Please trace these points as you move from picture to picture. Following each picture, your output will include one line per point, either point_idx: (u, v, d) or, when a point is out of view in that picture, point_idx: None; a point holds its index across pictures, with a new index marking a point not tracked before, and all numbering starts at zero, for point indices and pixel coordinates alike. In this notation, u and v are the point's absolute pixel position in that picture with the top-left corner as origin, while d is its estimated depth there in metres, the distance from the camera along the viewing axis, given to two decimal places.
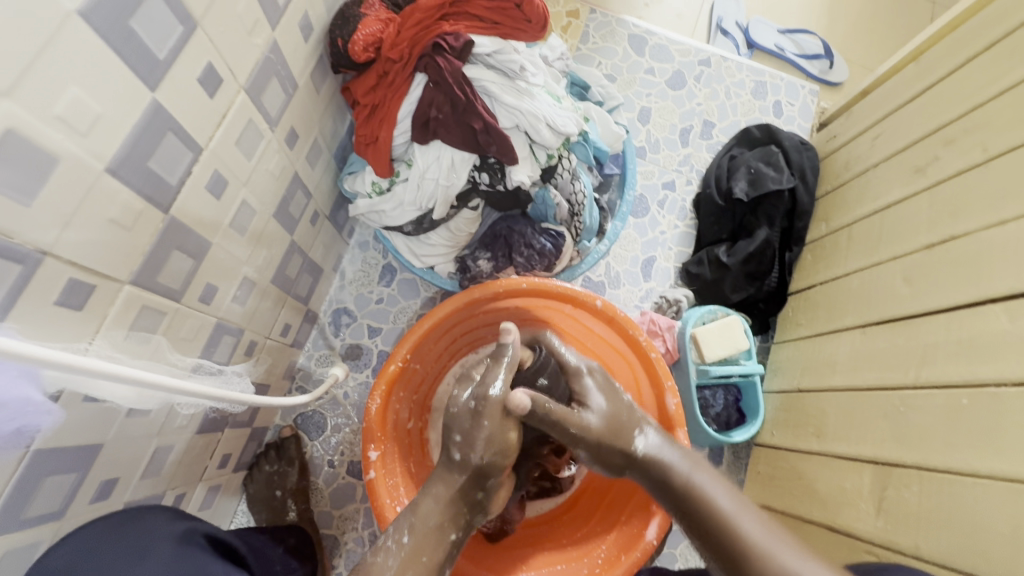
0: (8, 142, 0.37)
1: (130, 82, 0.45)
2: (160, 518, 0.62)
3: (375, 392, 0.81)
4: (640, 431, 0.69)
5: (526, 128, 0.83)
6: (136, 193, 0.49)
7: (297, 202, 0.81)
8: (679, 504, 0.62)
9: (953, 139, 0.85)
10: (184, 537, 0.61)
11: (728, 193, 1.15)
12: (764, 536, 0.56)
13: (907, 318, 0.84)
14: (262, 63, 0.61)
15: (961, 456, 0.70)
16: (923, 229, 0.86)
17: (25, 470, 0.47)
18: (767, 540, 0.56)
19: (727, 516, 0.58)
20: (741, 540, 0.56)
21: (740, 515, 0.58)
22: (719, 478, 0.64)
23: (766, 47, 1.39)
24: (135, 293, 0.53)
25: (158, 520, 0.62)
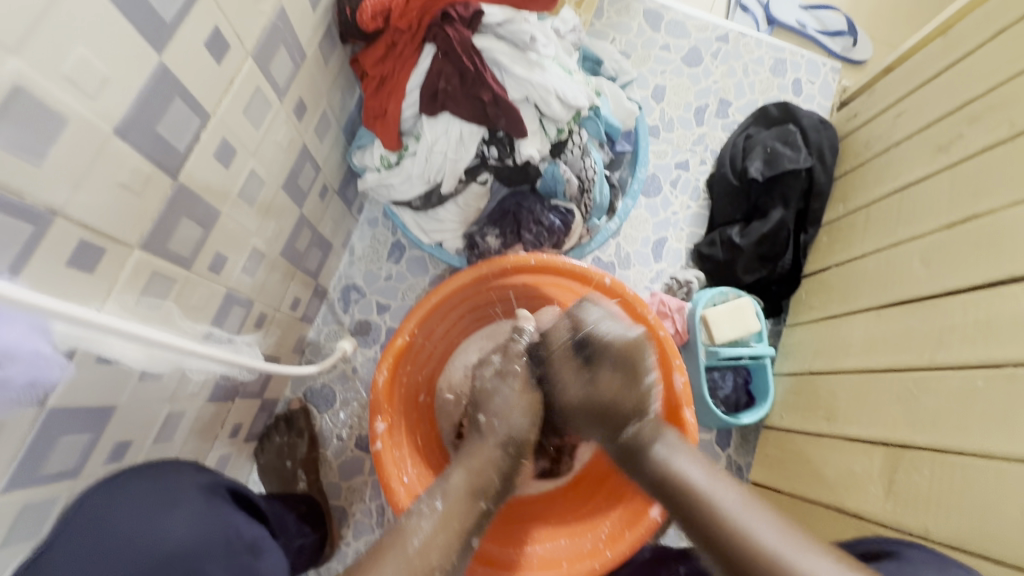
0: (18, 101, 0.38)
1: (137, 44, 0.45)
2: (185, 473, 0.64)
3: (382, 365, 0.81)
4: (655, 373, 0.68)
5: (535, 101, 0.82)
6: (145, 157, 0.50)
7: (306, 174, 0.81)
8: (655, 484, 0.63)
9: (979, 115, 0.82)
10: (211, 489, 0.64)
11: (742, 173, 1.13)
12: (742, 513, 0.57)
13: (924, 300, 0.82)
14: (269, 30, 0.61)
15: (973, 438, 0.69)
16: (945, 208, 0.83)
17: (39, 428, 0.48)
18: (745, 517, 0.57)
19: (706, 493, 0.60)
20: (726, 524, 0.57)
21: (718, 492, 0.59)
22: (698, 455, 0.65)
23: (787, 23, 1.34)
24: (145, 259, 0.54)
25: (186, 472, 0.65)
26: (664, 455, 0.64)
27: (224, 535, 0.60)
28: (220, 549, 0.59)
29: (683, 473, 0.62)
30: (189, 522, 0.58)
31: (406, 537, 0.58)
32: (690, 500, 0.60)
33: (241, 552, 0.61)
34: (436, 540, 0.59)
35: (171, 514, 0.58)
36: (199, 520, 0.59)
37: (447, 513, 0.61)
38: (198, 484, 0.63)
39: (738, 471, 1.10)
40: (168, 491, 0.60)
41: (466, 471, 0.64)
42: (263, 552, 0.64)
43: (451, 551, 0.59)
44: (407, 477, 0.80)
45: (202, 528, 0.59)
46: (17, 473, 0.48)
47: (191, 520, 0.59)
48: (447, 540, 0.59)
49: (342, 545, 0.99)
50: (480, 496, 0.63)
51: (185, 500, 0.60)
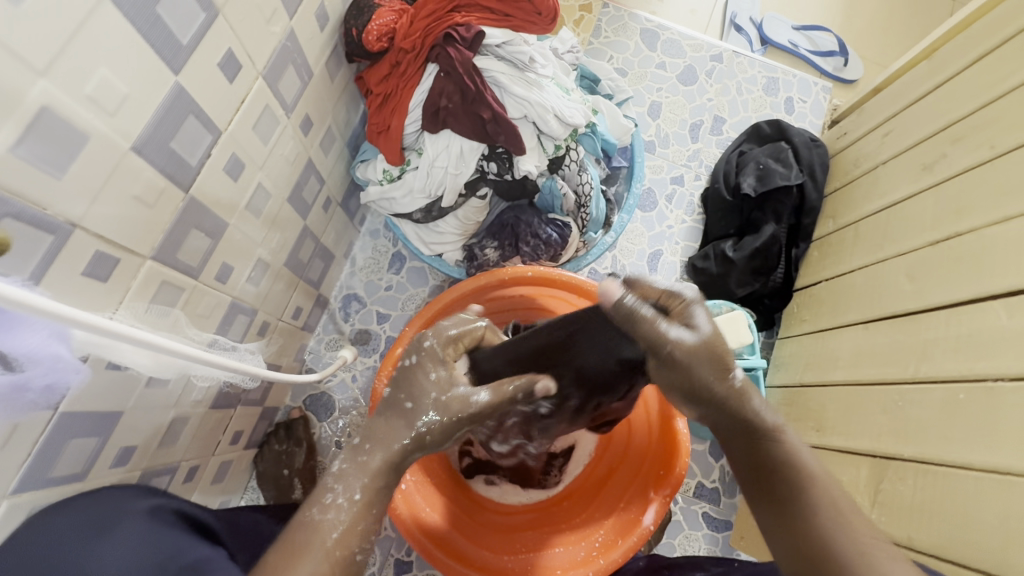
0: (43, 120, 0.40)
1: (154, 65, 0.47)
2: (130, 493, 0.61)
3: (382, 373, 0.83)
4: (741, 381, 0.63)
5: (534, 118, 0.85)
6: (159, 171, 0.52)
7: (310, 187, 0.84)
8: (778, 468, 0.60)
9: (961, 136, 0.85)
10: (153, 513, 0.60)
11: (736, 188, 1.15)
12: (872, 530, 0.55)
13: (910, 315, 0.84)
14: (279, 50, 0.64)
15: (954, 450, 0.71)
16: (928, 226, 0.86)
17: (50, 430, 0.50)
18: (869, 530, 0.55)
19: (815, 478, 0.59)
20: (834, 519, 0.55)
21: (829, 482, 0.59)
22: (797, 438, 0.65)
23: (780, 44, 1.38)
24: (155, 269, 0.56)
25: (130, 495, 0.61)
26: (774, 440, 0.62)
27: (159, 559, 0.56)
28: (152, 574, 0.54)
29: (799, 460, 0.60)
30: (125, 548, 0.55)
31: (322, 532, 0.53)
32: (793, 481, 0.59)
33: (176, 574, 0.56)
34: (357, 528, 0.54)
35: (104, 543, 0.55)
36: (144, 540, 0.57)
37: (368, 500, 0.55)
38: (143, 506, 0.60)
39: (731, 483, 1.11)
40: (111, 511, 0.58)
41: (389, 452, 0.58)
42: (205, 570, 0.57)
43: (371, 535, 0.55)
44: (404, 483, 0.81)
45: (137, 554, 0.55)
46: (28, 474, 0.50)
47: (125, 548, 0.55)
48: (367, 526, 0.54)
49: None
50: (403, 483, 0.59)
51: (128, 521, 0.57)
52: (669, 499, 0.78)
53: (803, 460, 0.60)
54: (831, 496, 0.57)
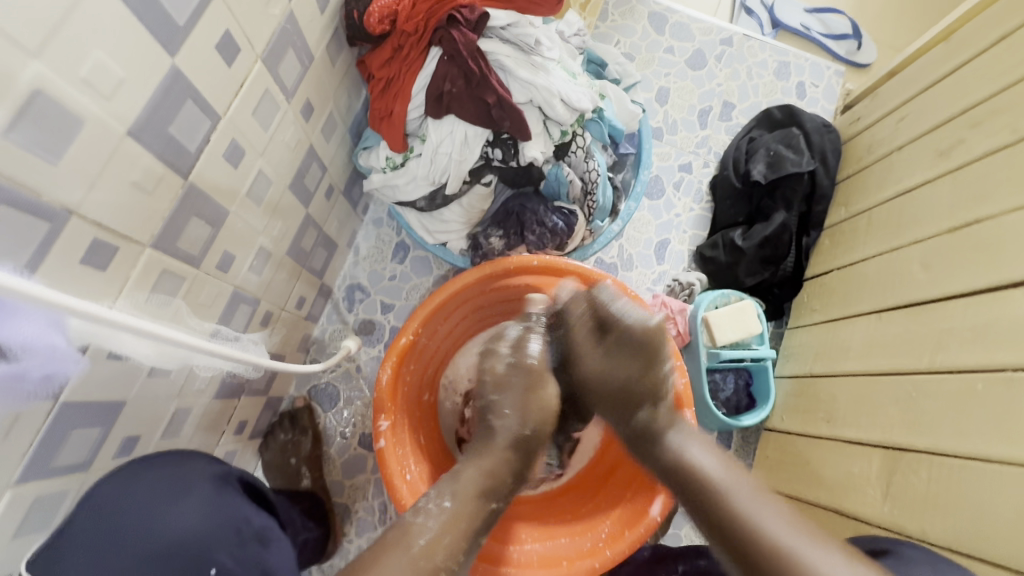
0: (35, 103, 0.39)
1: (150, 47, 0.46)
2: (200, 462, 0.67)
3: (387, 363, 0.82)
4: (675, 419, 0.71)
5: (540, 103, 0.83)
6: (157, 158, 0.51)
7: (312, 175, 0.82)
8: (682, 484, 0.65)
9: (980, 121, 0.82)
10: (222, 479, 0.67)
11: (745, 175, 1.13)
12: (776, 521, 0.58)
13: (924, 304, 0.82)
14: (279, 33, 0.62)
15: (970, 441, 0.69)
16: (945, 213, 0.84)
17: (53, 420, 0.50)
18: (775, 523, 0.58)
19: (723, 485, 0.62)
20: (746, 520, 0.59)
21: (734, 485, 0.62)
22: (714, 448, 0.69)
23: (792, 27, 1.35)
24: (155, 257, 0.55)
25: (201, 462, 0.68)
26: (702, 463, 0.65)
27: (235, 523, 0.64)
28: (230, 537, 0.63)
29: (700, 464, 0.65)
30: (199, 513, 0.62)
31: (411, 537, 0.59)
32: (706, 497, 0.62)
33: (250, 539, 0.65)
34: (442, 541, 0.59)
35: (183, 503, 0.62)
36: (210, 508, 0.63)
37: (454, 513, 0.62)
38: (210, 473, 0.67)
39: None
40: (182, 477, 0.64)
41: (479, 470, 0.66)
42: (270, 541, 0.67)
43: (456, 552, 0.59)
44: (410, 474, 0.81)
45: (213, 517, 0.63)
46: (31, 464, 0.49)
47: (200, 511, 0.62)
48: (453, 540, 0.60)
49: (345, 542, 1.01)
50: (489, 497, 0.65)
51: (198, 488, 0.64)
52: None
53: (706, 472, 0.64)
54: (737, 501, 0.61)
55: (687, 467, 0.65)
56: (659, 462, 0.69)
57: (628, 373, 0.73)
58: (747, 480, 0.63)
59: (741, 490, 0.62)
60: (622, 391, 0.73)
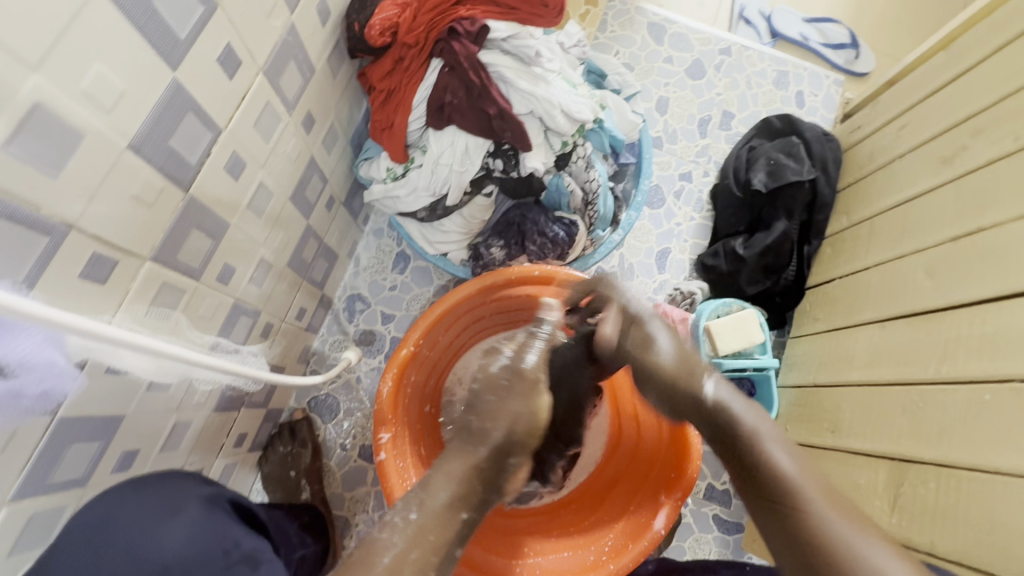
0: (36, 117, 0.39)
1: (151, 61, 0.46)
2: (189, 483, 0.66)
3: (387, 375, 0.82)
4: (709, 377, 0.65)
5: (540, 114, 0.83)
6: (157, 171, 0.51)
7: (314, 186, 0.82)
8: (713, 427, 0.62)
9: (982, 129, 0.82)
10: (211, 500, 0.65)
11: (746, 184, 1.13)
12: (799, 473, 0.55)
13: (929, 313, 0.82)
14: (280, 45, 0.62)
15: (978, 451, 0.68)
16: (947, 221, 0.84)
17: (50, 436, 0.49)
18: (800, 476, 0.55)
19: (758, 440, 0.59)
20: (776, 472, 0.56)
21: (773, 444, 0.58)
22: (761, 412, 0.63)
23: (790, 37, 1.36)
24: (155, 270, 0.54)
25: (188, 484, 0.66)
26: (756, 430, 0.60)
27: (222, 545, 0.61)
28: (216, 561, 0.59)
29: (735, 416, 0.61)
30: (185, 535, 0.59)
31: (376, 556, 0.55)
32: (742, 445, 0.59)
33: (238, 563, 0.61)
34: (410, 556, 0.55)
35: (172, 524, 0.60)
36: (199, 530, 0.60)
37: (422, 526, 0.58)
38: (201, 493, 0.65)
39: None
40: (171, 497, 0.62)
41: (448, 479, 0.61)
42: (261, 563, 0.63)
43: (427, 565, 0.56)
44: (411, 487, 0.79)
45: (201, 539, 0.60)
46: (26, 481, 0.49)
47: (190, 532, 0.60)
48: (421, 553, 0.56)
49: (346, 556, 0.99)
50: (461, 506, 0.60)
51: (187, 507, 0.62)
52: (681, 503, 0.76)
53: (744, 423, 0.60)
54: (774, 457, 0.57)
55: (720, 411, 0.62)
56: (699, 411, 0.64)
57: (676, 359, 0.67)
58: (792, 452, 0.58)
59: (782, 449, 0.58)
60: (665, 380, 0.66)
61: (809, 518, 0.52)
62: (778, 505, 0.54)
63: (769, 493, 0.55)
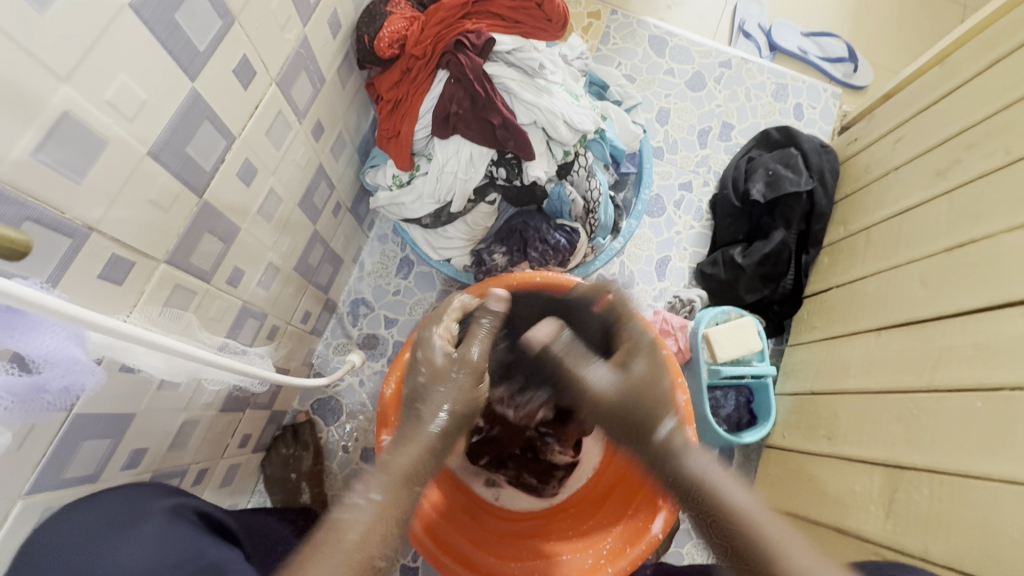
0: (64, 125, 0.41)
1: (172, 73, 0.48)
2: (151, 493, 0.62)
3: (390, 378, 0.83)
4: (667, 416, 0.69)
5: (543, 124, 0.85)
6: (174, 176, 0.53)
7: (321, 192, 0.84)
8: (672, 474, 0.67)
9: (974, 143, 0.84)
10: (176, 511, 0.61)
11: (745, 195, 1.15)
12: (755, 511, 0.61)
13: (923, 322, 0.83)
14: (293, 57, 0.64)
15: (972, 459, 0.69)
16: (941, 232, 0.85)
17: (65, 432, 0.51)
18: (756, 513, 0.60)
19: (717, 486, 0.63)
20: (734, 514, 0.61)
21: (730, 486, 0.63)
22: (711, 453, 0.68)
23: (789, 50, 1.38)
24: (169, 272, 0.56)
25: (150, 496, 0.62)
26: (702, 471, 0.65)
27: (190, 550, 0.56)
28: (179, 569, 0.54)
29: (693, 465, 0.66)
30: (138, 548, 0.53)
31: (339, 533, 0.56)
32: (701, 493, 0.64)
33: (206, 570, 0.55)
34: (374, 531, 0.57)
35: (135, 534, 0.55)
36: (162, 538, 0.56)
37: (383, 504, 0.59)
38: (164, 504, 0.61)
39: None
40: (131, 508, 0.58)
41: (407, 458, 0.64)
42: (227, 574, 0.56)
43: (388, 540, 0.58)
44: None
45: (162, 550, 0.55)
46: (41, 476, 0.50)
47: (156, 538, 0.55)
48: (385, 532, 0.58)
49: None
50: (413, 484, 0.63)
51: (148, 517, 0.57)
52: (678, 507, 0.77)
53: (700, 471, 0.65)
54: (733, 502, 0.61)
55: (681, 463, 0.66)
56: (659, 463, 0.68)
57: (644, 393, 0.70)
58: (745, 492, 0.63)
59: (739, 492, 0.62)
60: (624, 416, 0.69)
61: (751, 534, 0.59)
62: (734, 543, 0.59)
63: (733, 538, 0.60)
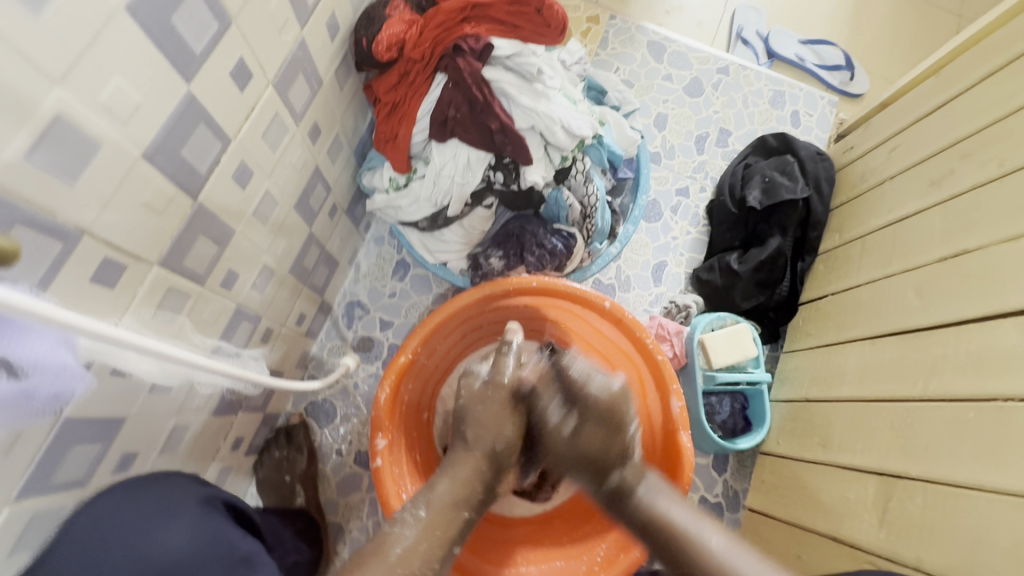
0: (57, 128, 0.40)
1: (167, 75, 0.48)
2: (183, 482, 0.67)
3: (384, 382, 0.82)
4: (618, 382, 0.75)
5: (541, 129, 0.85)
6: (168, 179, 0.52)
7: (317, 195, 0.84)
8: (642, 527, 0.63)
9: (969, 154, 0.85)
10: (208, 503, 0.66)
11: (741, 201, 1.15)
12: (728, 549, 0.57)
13: (917, 331, 0.84)
14: (290, 59, 0.64)
15: (965, 469, 0.70)
16: (936, 242, 0.86)
17: (54, 437, 0.50)
18: (729, 553, 0.57)
19: (692, 530, 0.59)
20: (708, 557, 0.57)
21: (704, 529, 0.59)
22: (683, 499, 0.65)
23: (786, 57, 1.39)
24: (162, 275, 0.56)
25: (185, 486, 0.67)
26: (682, 518, 0.61)
27: (220, 546, 0.62)
28: (215, 558, 0.61)
29: (667, 512, 0.62)
30: (184, 535, 0.60)
31: (388, 546, 0.58)
32: (672, 542, 0.59)
33: (236, 564, 0.62)
34: (418, 548, 0.59)
35: (172, 524, 0.61)
36: (196, 531, 0.61)
37: (431, 521, 0.62)
38: (196, 496, 0.66)
39: (734, 496, 1.10)
40: (165, 500, 0.63)
41: (452, 481, 0.66)
42: (257, 564, 0.64)
43: (432, 559, 0.59)
44: (406, 493, 0.80)
45: (200, 539, 0.61)
46: (29, 481, 0.50)
47: (189, 531, 0.61)
48: (428, 547, 0.60)
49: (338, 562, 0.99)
50: (465, 505, 0.65)
51: (182, 509, 0.63)
52: None
53: (672, 518, 0.61)
54: (709, 545, 0.57)
55: (653, 510, 0.63)
56: (629, 517, 0.64)
57: (600, 445, 0.69)
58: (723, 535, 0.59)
59: (717, 535, 0.58)
60: (590, 457, 0.69)
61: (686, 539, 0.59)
62: None
63: None
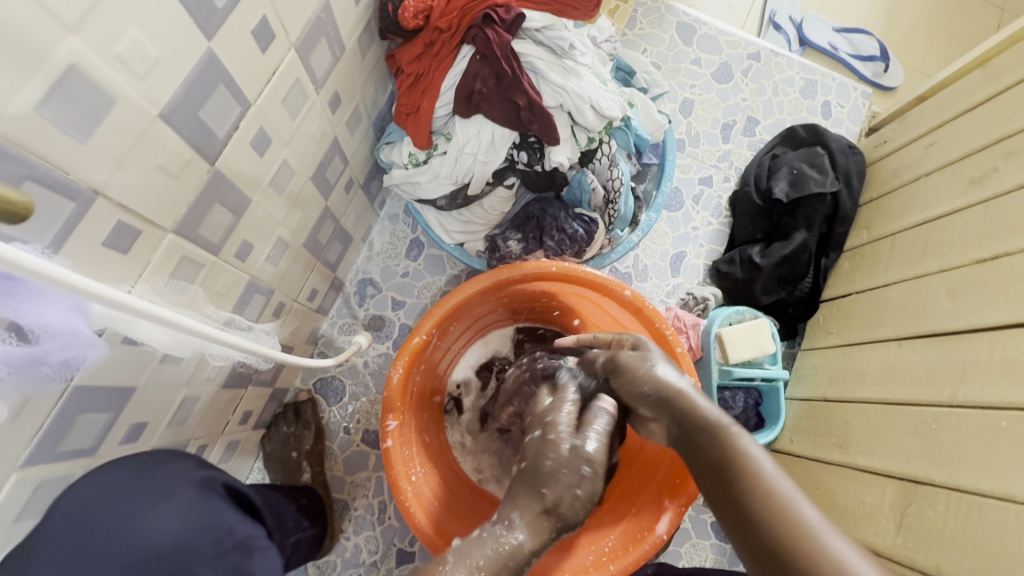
0: (70, 80, 0.38)
1: (187, 32, 0.45)
2: (183, 465, 0.63)
3: (397, 362, 0.80)
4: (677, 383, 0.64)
5: (570, 108, 0.82)
6: (185, 142, 0.50)
7: (334, 166, 0.81)
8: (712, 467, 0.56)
9: (1015, 151, 0.80)
10: (205, 485, 0.63)
11: (767, 193, 1.11)
12: (820, 522, 0.48)
13: (949, 334, 0.81)
14: (313, 22, 0.61)
15: (995, 480, 0.67)
16: (974, 243, 0.82)
17: (64, 404, 0.49)
18: (821, 525, 0.48)
19: (777, 491, 0.51)
20: (791, 518, 0.49)
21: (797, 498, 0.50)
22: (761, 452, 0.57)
23: (820, 46, 1.33)
24: (176, 243, 0.54)
25: (181, 466, 0.63)
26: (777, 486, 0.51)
27: (214, 531, 0.59)
28: (209, 547, 0.57)
29: (747, 458, 0.54)
30: (178, 519, 0.57)
31: None
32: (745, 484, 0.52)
33: (230, 550, 0.59)
34: None
35: (162, 507, 0.57)
36: (191, 515, 0.58)
37: None
38: (193, 477, 0.62)
39: None
40: (164, 481, 0.60)
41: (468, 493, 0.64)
42: (254, 550, 0.62)
43: None
44: (415, 477, 0.79)
45: (195, 524, 0.58)
46: (37, 448, 0.48)
47: (180, 516, 0.57)
48: None
49: (342, 539, 0.99)
50: None
51: (178, 491, 0.59)
52: (684, 509, 0.76)
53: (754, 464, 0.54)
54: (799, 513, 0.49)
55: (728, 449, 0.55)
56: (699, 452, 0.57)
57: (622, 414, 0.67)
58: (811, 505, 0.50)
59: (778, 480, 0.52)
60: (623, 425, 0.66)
61: (783, 525, 0.48)
62: (770, 548, 0.48)
63: (784, 551, 0.47)
